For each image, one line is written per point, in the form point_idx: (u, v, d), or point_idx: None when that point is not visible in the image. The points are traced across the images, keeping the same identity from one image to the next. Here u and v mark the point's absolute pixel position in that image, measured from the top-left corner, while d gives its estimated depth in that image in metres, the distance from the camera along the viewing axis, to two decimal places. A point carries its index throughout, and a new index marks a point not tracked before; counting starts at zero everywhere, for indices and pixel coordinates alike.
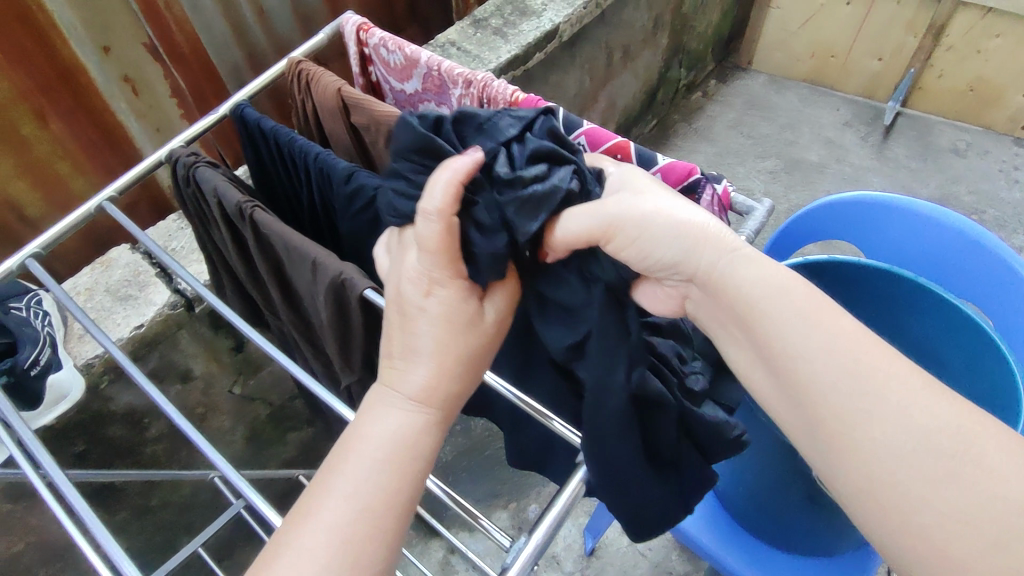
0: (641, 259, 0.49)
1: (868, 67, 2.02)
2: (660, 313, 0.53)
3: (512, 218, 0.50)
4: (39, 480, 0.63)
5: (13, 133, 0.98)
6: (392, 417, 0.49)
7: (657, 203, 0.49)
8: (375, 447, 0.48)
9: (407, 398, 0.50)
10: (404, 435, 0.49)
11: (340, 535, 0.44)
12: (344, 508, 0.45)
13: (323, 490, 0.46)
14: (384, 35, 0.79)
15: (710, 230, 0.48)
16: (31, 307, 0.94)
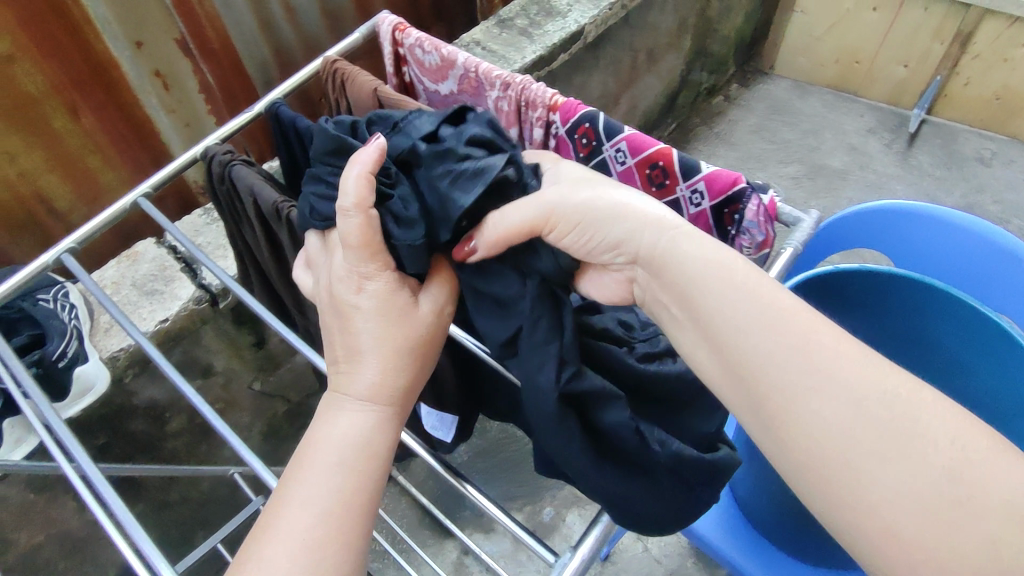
0: (582, 243, 0.52)
1: (893, 73, 1.99)
2: (607, 299, 0.57)
3: (445, 195, 0.53)
4: (73, 474, 0.62)
5: (45, 126, 0.98)
6: (343, 421, 0.52)
7: (592, 192, 0.53)
8: (331, 452, 0.50)
9: (357, 401, 0.53)
10: (358, 436, 0.51)
11: (304, 537, 0.46)
12: (306, 512, 0.47)
13: (285, 498, 0.48)
14: (421, 36, 0.79)
15: (649, 215, 0.51)
16: (58, 300, 0.93)
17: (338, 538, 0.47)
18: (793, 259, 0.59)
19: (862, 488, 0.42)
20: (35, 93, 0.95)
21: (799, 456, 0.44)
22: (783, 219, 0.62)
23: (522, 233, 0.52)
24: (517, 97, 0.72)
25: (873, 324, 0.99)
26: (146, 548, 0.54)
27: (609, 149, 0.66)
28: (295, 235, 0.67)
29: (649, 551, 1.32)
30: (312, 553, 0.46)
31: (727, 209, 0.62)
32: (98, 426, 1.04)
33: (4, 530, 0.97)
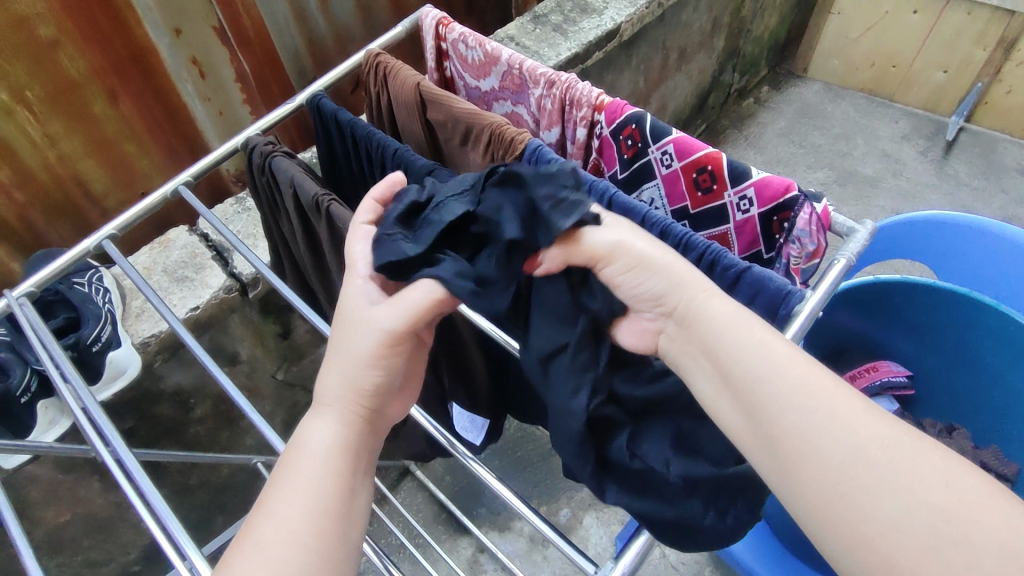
0: (627, 286, 0.53)
1: (932, 79, 1.94)
2: (635, 348, 0.55)
3: (546, 211, 0.51)
4: (108, 458, 0.62)
5: (84, 110, 0.99)
6: (313, 428, 0.51)
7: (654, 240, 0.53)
8: (302, 461, 0.49)
9: (327, 407, 0.51)
10: (328, 443, 0.50)
11: (255, 543, 0.44)
12: (264, 521, 0.45)
13: (257, 512, 0.46)
14: (465, 31, 0.78)
15: (690, 274, 0.52)
16: (93, 283, 0.94)
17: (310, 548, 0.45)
18: (847, 271, 0.56)
19: (904, 541, 0.41)
20: (77, 77, 0.96)
21: (829, 501, 0.43)
22: (835, 229, 0.61)
23: (585, 254, 0.52)
24: (562, 96, 0.71)
25: (909, 337, 0.97)
26: (177, 534, 0.53)
27: (655, 152, 0.65)
28: (335, 228, 0.67)
29: (666, 557, 1.31)
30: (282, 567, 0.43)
31: (776, 217, 0.61)
32: (126, 409, 1.04)
33: (34, 507, 0.98)
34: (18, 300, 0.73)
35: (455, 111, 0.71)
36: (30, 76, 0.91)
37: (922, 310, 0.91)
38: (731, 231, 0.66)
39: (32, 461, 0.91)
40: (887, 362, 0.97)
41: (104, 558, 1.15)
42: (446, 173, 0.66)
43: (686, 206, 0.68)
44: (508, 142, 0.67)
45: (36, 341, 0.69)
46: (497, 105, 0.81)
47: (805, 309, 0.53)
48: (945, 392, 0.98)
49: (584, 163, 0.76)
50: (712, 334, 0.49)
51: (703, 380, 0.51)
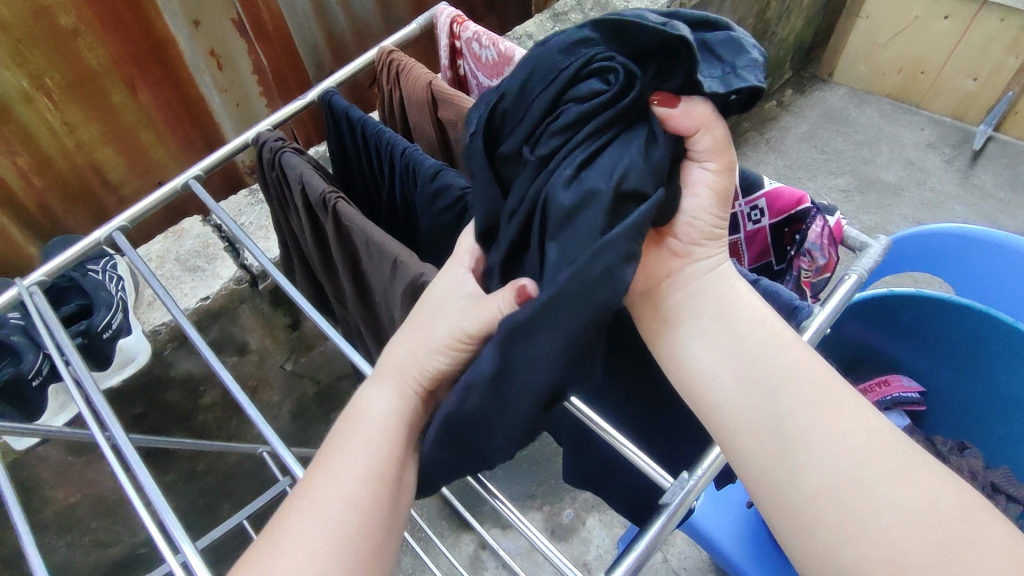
0: (694, 199, 0.50)
1: (960, 86, 1.89)
2: (643, 277, 0.52)
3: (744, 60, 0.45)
4: (108, 447, 0.62)
5: (104, 100, 1.00)
6: (373, 403, 0.52)
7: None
8: (359, 435, 0.51)
9: (389, 383, 0.53)
10: (384, 419, 0.52)
11: (313, 502, 0.47)
12: (319, 483, 0.48)
13: (312, 482, 0.48)
14: (478, 30, 0.78)
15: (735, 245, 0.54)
16: (107, 271, 0.95)
17: (357, 524, 0.46)
18: (858, 286, 0.55)
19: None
20: (96, 66, 0.97)
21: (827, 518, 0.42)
22: (848, 243, 0.59)
23: (711, 142, 0.47)
24: None
25: (922, 355, 0.95)
26: (173, 527, 0.53)
27: None
28: (341, 226, 0.67)
29: (668, 562, 1.29)
30: (331, 540, 0.45)
31: (787, 228, 0.60)
32: (136, 395, 1.05)
33: (44, 488, 0.99)
34: (29, 287, 0.74)
35: (464, 111, 0.71)
36: (50, 64, 0.93)
37: (938, 325, 0.89)
38: (742, 241, 0.63)
39: (43, 442, 0.92)
40: (899, 377, 0.95)
41: (111, 540, 1.17)
42: (453, 174, 0.66)
43: None
44: None
45: (44, 328, 0.70)
46: None
47: (813, 325, 0.52)
48: (960, 409, 0.95)
49: None
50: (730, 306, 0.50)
51: (699, 344, 0.50)
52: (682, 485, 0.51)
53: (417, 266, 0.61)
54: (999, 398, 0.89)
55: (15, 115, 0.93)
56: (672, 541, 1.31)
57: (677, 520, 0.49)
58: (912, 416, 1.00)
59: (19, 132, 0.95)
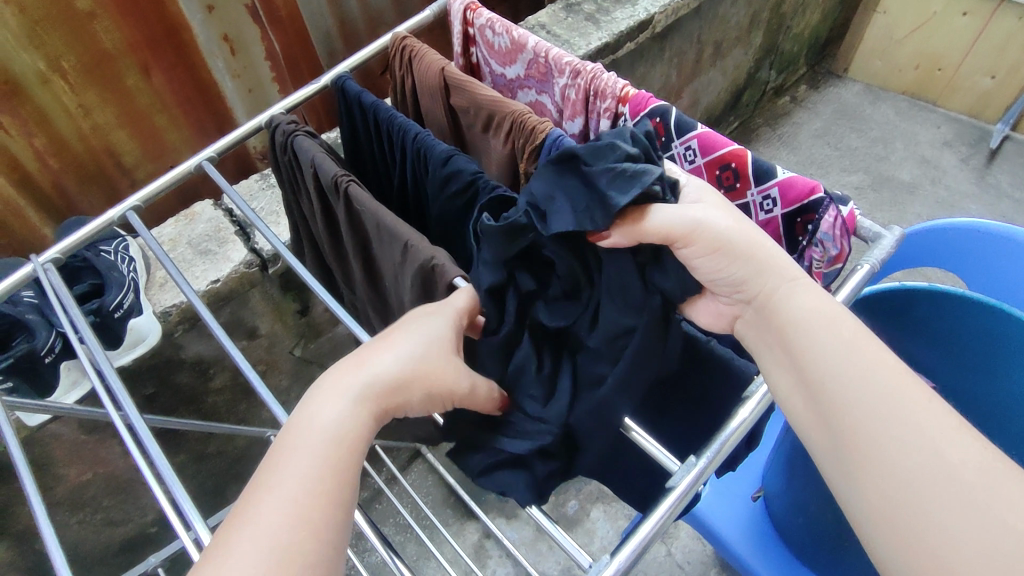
0: (704, 262, 0.50)
1: (979, 84, 1.86)
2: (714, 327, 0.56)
3: (605, 188, 0.50)
4: (121, 424, 0.63)
5: (118, 83, 1.01)
6: (329, 410, 0.47)
7: (735, 222, 0.51)
8: (311, 448, 0.45)
9: (350, 392, 0.49)
10: (342, 430, 0.47)
11: (274, 524, 0.41)
12: (279, 503, 0.42)
13: (257, 499, 0.43)
14: (492, 17, 0.77)
15: (777, 261, 0.50)
16: (119, 252, 0.96)
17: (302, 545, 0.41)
18: (870, 275, 0.54)
19: None
20: (111, 49, 0.97)
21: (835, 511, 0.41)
22: (861, 233, 0.59)
23: (658, 233, 0.49)
24: (586, 86, 0.70)
25: (933, 349, 0.95)
26: (184, 503, 0.54)
27: (678, 146, 0.64)
28: (353, 209, 0.68)
29: (672, 555, 1.29)
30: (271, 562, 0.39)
31: (799, 218, 0.60)
32: (147, 376, 1.06)
33: (57, 465, 1.01)
34: (44, 265, 0.75)
35: (477, 97, 0.71)
36: (66, 46, 0.93)
37: (949, 321, 0.89)
38: None
39: (55, 421, 0.93)
40: None
41: (121, 519, 1.18)
42: (465, 159, 0.66)
43: None
44: (529, 131, 0.66)
45: (59, 306, 0.71)
46: (522, 93, 0.81)
47: None
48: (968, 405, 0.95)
49: None
50: (779, 301, 0.49)
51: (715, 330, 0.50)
52: (689, 469, 0.51)
53: (429, 249, 0.61)
54: (1002, 398, 0.89)
55: (31, 96, 0.94)
56: (676, 534, 1.31)
57: (682, 506, 0.49)
58: None
59: (35, 113, 0.96)
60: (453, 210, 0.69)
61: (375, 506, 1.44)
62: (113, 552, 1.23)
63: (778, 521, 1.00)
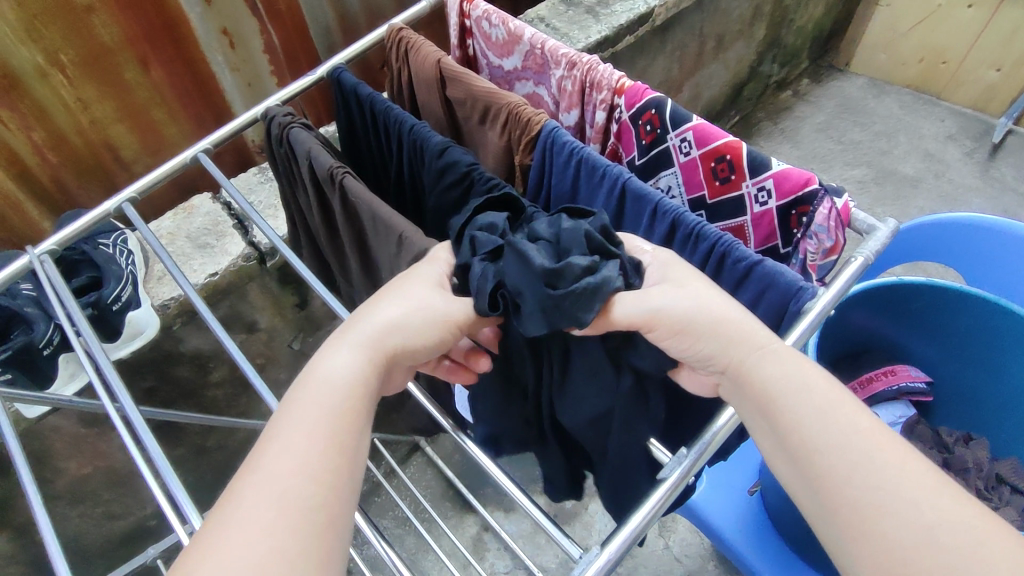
0: (675, 343, 0.50)
1: (983, 77, 1.85)
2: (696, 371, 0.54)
3: (569, 308, 0.50)
4: (116, 415, 0.63)
5: (116, 76, 1.01)
6: (333, 364, 0.48)
7: (703, 300, 0.49)
8: (316, 400, 0.46)
9: (355, 348, 0.49)
10: (352, 386, 0.47)
11: (283, 468, 0.42)
12: (289, 450, 0.43)
13: (264, 448, 0.43)
14: (489, 8, 0.77)
15: (747, 334, 0.48)
16: (118, 245, 0.96)
17: (324, 493, 0.41)
18: (864, 269, 0.54)
19: None
20: (110, 43, 0.97)
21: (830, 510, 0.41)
22: (856, 225, 0.58)
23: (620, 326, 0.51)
24: (583, 78, 0.70)
25: (933, 342, 0.94)
26: (178, 494, 0.54)
27: (674, 138, 0.64)
28: (348, 202, 0.68)
29: (670, 549, 1.29)
30: (294, 510, 0.40)
31: (795, 210, 0.59)
32: (146, 369, 1.06)
33: (57, 459, 1.01)
34: (40, 257, 0.74)
35: (473, 89, 0.70)
36: (65, 40, 0.93)
37: (947, 314, 0.89)
38: (748, 224, 0.64)
39: (55, 413, 0.94)
40: (907, 367, 0.95)
41: (122, 512, 1.19)
42: (460, 151, 0.66)
43: (703, 195, 0.66)
44: (525, 122, 0.66)
45: (55, 298, 0.71)
46: (519, 86, 0.81)
47: (817, 306, 0.52)
48: (967, 398, 0.95)
49: (602, 149, 0.75)
50: None
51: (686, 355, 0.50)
52: (679, 461, 0.51)
53: (424, 242, 0.61)
54: (1003, 387, 0.88)
55: (29, 89, 0.94)
56: (674, 528, 1.32)
57: (673, 498, 0.49)
58: (920, 407, 1.01)
59: (34, 107, 0.96)
60: (449, 202, 0.69)
61: (375, 500, 1.44)
62: (113, 544, 1.23)
63: (776, 516, 1.00)
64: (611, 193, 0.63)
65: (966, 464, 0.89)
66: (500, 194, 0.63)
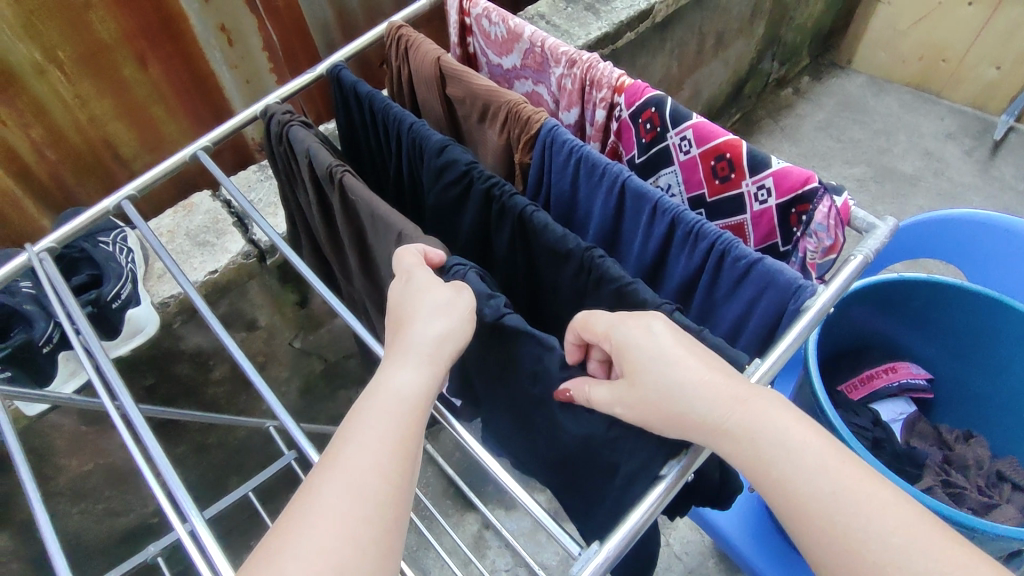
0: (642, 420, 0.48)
1: (984, 74, 1.84)
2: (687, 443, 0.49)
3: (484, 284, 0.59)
4: (116, 413, 0.63)
5: (114, 73, 1.00)
6: (379, 374, 0.50)
7: (689, 386, 0.45)
8: (374, 403, 0.47)
9: (399, 357, 0.50)
10: (409, 389, 0.48)
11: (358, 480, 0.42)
12: (360, 457, 0.43)
13: (329, 459, 0.44)
14: (488, 6, 0.77)
15: (703, 421, 0.45)
16: (117, 243, 0.96)
17: (366, 492, 0.42)
18: (863, 267, 0.54)
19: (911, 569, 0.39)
20: (108, 40, 0.97)
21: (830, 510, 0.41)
22: (855, 224, 0.58)
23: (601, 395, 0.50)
24: (582, 75, 0.70)
25: (933, 339, 0.95)
26: (179, 493, 0.54)
27: (674, 137, 0.64)
28: (347, 200, 0.68)
29: (670, 546, 1.29)
30: (337, 512, 0.40)
31: (794, 209, 0.59)
32: (146, 367, 1.06)
33: (57, 456, 1.01)
34: (40, 255, 0.74)
35: (472, 86, 0.70)
36: (62, 37, 0.93)
37: (947, 313, 0.89)
38: (748, 222, 0.64)
39: (55, 411, 0.94)
40: (906, 364, 0.98)
41: (123, 509, 1.19)
42: (460, 149, 0.66)
43: (703, 193, 0.66)
44: (524, 121, 0.66)
45: (55, 297, 0.70)
46: (519, 84, 0.81)
47: (816, 305, 0.52)
48: (969, 397, 0.95)
49: (602, 147, 0.75)
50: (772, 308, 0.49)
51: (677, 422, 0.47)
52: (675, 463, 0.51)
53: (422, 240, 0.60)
54: (1015, 384, 0.87)
55: (27, 86, 0.94)
56: (674, 525, 1.32)
57: (670, 497, 0.49)
58: (919, 405, 1.02)
59: (32, 104, 0.96)
60: (448, 202, 0.69)
61: None
62: (115, 541, 1.24)
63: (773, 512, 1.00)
64: (611, 190, 0.63)
65: (965, 462, 0.91)
66: (499, 193, 0.63)
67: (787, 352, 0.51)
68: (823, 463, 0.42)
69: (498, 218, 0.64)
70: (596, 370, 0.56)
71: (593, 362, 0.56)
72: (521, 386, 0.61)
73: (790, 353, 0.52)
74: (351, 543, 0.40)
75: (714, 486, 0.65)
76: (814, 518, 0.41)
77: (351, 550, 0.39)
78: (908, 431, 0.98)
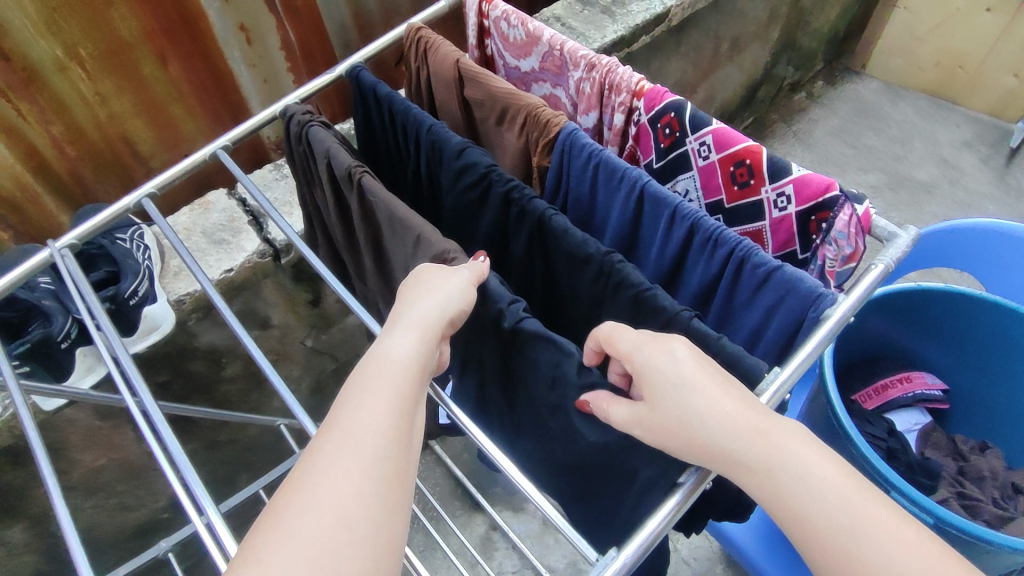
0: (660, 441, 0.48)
1: (1002, 82, 1.83)
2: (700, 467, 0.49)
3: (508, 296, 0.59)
4: (135, 408, 0.63)
5: (134, 71, 1.01)
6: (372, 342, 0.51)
7: (709, 399, 0.45)
8: (371, 368, 0.48)
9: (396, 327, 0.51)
10: (405, 354, 0.49)
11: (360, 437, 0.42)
12: (362, 417, 0.44)
13: (331, 422, 0.44)
14: (507, 9, 0.77)
15: (712, 442, 0.45)
16: (134, 240, 0.97)
17: (370, 448, 0.42)
18: (884, 276, 0.53)
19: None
20: (128, 38, 0.98)
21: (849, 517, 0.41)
22: (876, 232, 0.58)
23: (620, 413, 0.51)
24: (601, 79, 0.70)
25: (949, 348, 0.94)
26: (196, 488, 0.55)
27: (693, 142, 0.64)
28: (366, 202, 0.68)
29: (679, 552, 1.29)
30: (342, 470, 0.41)
31: (814, 216, 0.59)
32: (161, 363, 1.07)
33: (72, 450, 1.02)
34: (61, 251, 0.75)
35: (491, 89, 0.70)
36: (84, 34, 0.94)
37: (964, 322, 0.88)
38: (767, 229, 0.64)
39: (71, 405, 0.95)
40: (921, 374, 0.97)
41: (135, 504, 1.20)
42: (478, 151, 0.66)
43: (721, 199, 0.66)
44: (543, 124, 0.66)
45: (75, 292, 0.71)
46: (537, 86, 0.81)
47: (836, 313, 0.52)
48: (985, 407, 0.94)
49: (619, 151, 0.75)
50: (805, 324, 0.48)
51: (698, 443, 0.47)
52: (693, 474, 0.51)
53: (440, 243, 0.61)
54: None
55: (48, 83, 0.95)
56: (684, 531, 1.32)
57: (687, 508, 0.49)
58: (934, 414, 1.01)
59: (53, 101, 0.97)
60: (466, 204, 0.69)
61: None
62: (127, 535, 1.25)
63: None
64: (629, 195, 0.63)
65: (980, 473, 0.90)
66: (518, 196, 0.63)
67: (808, 360, 0.51)
68: (842, 471, 0.42)
69: (516, 221, 0.64)
70: (617, 382, 0.56)
71: (612, 373, 0.56)
72: (537, 389, 0.61)
73: (809, 362, 0.51)
74: (359, 498, 0.40)
75: (730, 493, 0.64)
76: (831, 529, 0.40)
77: (358, 504, 0.40)
78: (923, 441, 0.97)
